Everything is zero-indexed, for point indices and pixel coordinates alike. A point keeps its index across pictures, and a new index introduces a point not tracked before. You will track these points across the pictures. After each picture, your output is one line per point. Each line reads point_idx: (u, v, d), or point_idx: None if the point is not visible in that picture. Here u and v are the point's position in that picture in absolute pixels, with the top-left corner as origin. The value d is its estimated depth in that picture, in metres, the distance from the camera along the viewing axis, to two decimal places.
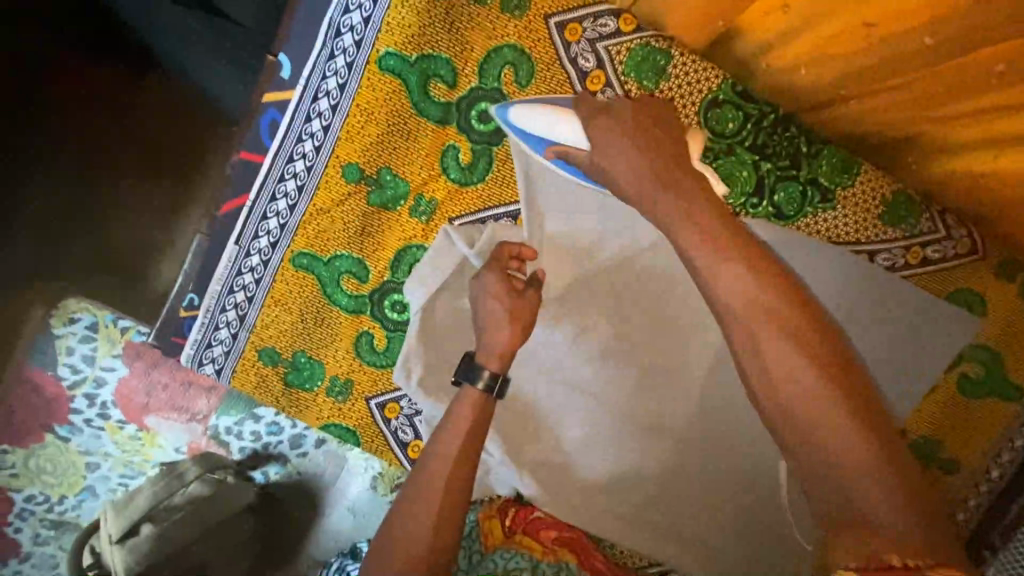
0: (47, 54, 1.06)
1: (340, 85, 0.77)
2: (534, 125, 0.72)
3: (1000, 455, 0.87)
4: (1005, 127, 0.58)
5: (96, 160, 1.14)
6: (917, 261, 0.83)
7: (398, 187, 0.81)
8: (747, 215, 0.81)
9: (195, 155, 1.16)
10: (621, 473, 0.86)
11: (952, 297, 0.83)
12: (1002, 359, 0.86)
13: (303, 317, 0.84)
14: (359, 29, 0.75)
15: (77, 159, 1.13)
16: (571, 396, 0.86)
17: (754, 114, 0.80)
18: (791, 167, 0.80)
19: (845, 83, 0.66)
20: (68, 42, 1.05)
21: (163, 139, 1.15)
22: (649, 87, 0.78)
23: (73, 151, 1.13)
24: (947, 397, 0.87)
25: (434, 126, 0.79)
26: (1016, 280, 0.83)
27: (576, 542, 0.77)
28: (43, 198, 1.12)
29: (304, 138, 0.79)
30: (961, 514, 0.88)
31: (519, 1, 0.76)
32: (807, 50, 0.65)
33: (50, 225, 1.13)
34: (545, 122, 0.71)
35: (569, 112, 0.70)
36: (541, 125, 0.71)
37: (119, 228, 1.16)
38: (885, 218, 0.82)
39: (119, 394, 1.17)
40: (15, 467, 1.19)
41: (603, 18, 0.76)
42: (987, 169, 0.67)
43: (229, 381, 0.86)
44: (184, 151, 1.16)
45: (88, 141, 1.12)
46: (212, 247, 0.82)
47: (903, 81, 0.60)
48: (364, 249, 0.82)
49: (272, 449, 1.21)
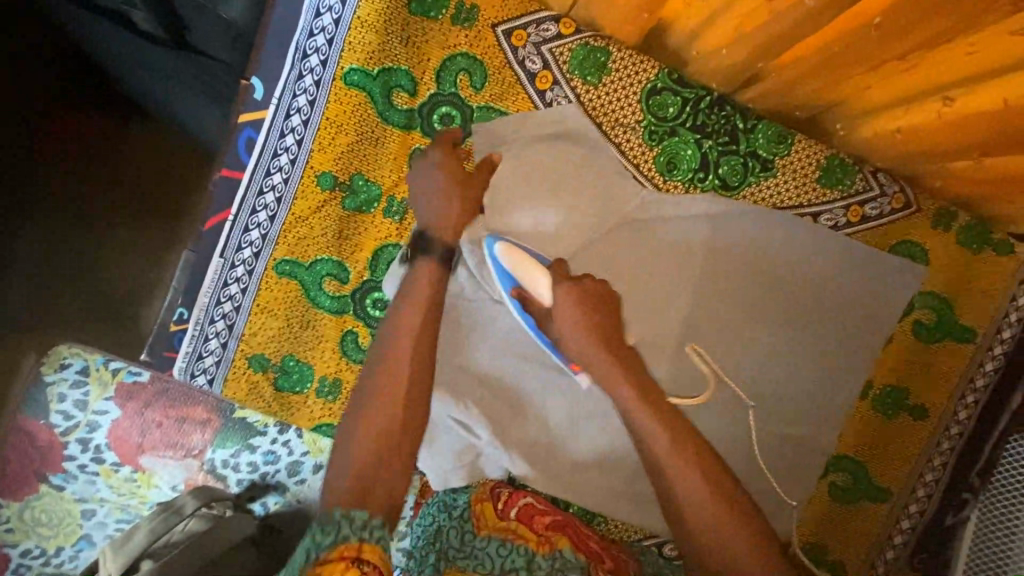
0: (34, 74, 1.05)
1: (310, 102, 0.84)
2: (512, 265, 0.78)
3: (965, 397, 0.91)
4: (907, 79, 0.66)
5: (95, 177, 1.16)
6: (857, 218, 0.90)
7: (371, 190, 0.86)
8: (695, 190, 0.89)
9: (191, 160, 1.18)
10: (607, 446, 0.89)
11: (896, 249, 0.91)
12: (952, 305, 0.92)
13: (290, 322, 0.88)
14: (324, 49, 0.83)
15: (68, 177, 1.15)
16: (550, 376, 0.89)
17: (692, 97, 0.87)
18: (730, 142, 0.88)
19: (759, 58, 0.73)
20: (37, 62, 1.03)
21: (162, 143, 1.17)
22: (593, 82, 0.86)
23: (70, 169, 1.15)
24: (904, 344, 0.94)
25: (400, 131, 0.85)
26: (953, 229, 0.90)
27: (569, 524, 0.80)
28: (41, 224, 1.16)
29: (280, 153, 0.85)
30: (936, 459, 0.92)
31: (468, 14, 0.83)
32: (724, 33, 0.72)
33: (55, 256, 1.17)
34: (520, 263, 0.78)
35: (546, 269, 0.77)
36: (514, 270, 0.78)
37: (121, 260, 1.19)
38: (822, 181, 0.89)
39: (113, 437, 1.16)
40: (10, 522, 1.18)
41: (544, 23, 0.84)
42: (898, 127, 0.75)
43: (221, 391, 0.89)
44: (182, 147, 1.17)
45: (78, 168, 1.15)
46: (199, 262, 0.87)
47: (802, 54, 0.69)
48: (343, 251, 0.87)
49: (270, 478, 1.19)
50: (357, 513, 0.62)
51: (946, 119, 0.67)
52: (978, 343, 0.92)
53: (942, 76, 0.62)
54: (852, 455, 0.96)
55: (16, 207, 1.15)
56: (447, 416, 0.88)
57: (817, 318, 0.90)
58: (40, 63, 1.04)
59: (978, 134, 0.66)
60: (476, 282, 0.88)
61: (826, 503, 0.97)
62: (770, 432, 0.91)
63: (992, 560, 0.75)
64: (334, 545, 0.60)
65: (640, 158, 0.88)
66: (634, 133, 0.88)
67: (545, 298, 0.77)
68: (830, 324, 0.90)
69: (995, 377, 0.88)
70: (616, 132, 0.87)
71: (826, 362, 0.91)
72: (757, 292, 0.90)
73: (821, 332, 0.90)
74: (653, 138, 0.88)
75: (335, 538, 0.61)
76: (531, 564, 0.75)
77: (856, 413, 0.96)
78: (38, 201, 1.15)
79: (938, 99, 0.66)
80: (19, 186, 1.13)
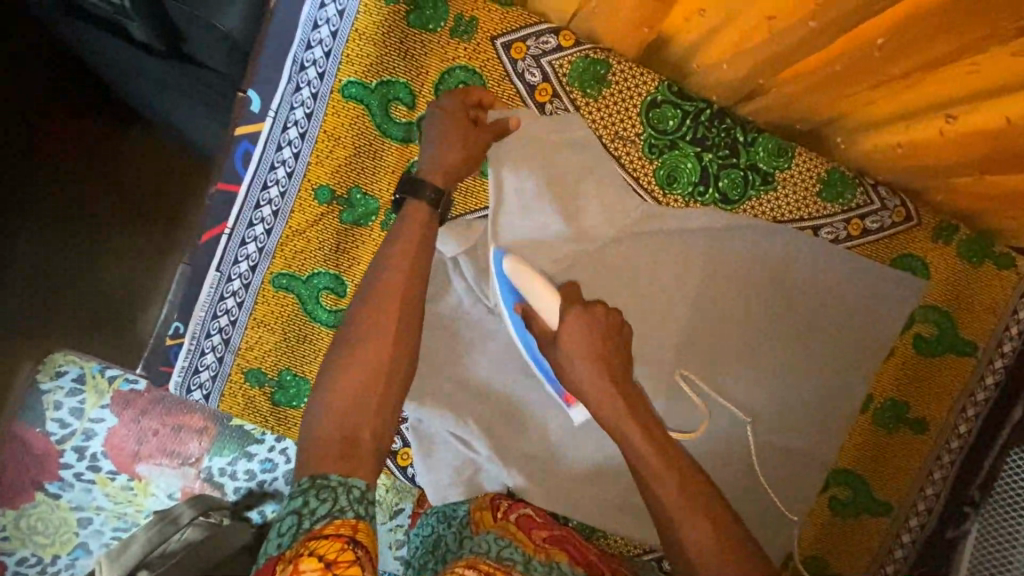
0: None
1: (307, 114, 0.83)
2: (517, 281, 0.76)
3: (965, 411, 0.93)
4: (908, 96, 0.65)
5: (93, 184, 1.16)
6: (859, 232, 0.89)
7: (368, 203, 0.85)
8: (696, 203, 0.88)
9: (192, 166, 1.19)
10: (607, 459, 0.89)
11: (897, 262, 0.90)
12: (954, 319, 0.91)
13: (287, 336, 0.87)
14: (321, 62, 0.82)
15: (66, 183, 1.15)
16: (549, 390, 0.89)
17: (693, 110, 0.86)
18: (731, 155, 0.87)
19: (760, 72, 0.72)
20: (36, 63, 1.01)
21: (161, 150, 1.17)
22: (592, 95, 0.85)
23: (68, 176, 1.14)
24: (904, 358, 0.93)
25: (398, 144, 0.84)
26: (955, 242, 0.90)
27: (567, 539, 0.78)
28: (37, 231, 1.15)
29: (277, 166, 0.84)
30: (936, 472, 0.93)
31: (466, 27, 0.83)
32: (724, 48, 0.72)
33: (52, 262, 1.16)
34: (526, 280, 0.76)
35: (552, 287, 0.76)
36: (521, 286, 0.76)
37: (118, 267, 1.18)
38: (824, 195, 0.88)
39: (109, 444, 1.15)
40: (6, 530, 1.17)
41: (544, 36, 0.84)
42: (899, 141, 0.75)
43: (217, 405, 0.89)
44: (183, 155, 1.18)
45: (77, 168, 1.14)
46: (196, 275, 0.86)
47: (802, 71, 0.68)
48: (341, 265, 0.86)
49: (268, 487, 1.18)
50: (356, 484, 0.62)
51: (949, 136, 0.67)
52: (978, 357, 0.92)
53: (946, 93, 0.62)
54: (855, 469, 0.94)
55: (15, 206, 1.11)
56: (445, 430, 0.88)
57: (818, 331, 0.90)
58: (40, 63, 1.02)
59: (983, 149, 0.66)
60: (475, 297, 0.87)
61: (828, 517, 0.96)
62: (771, 445, 0.91)
63: (995, 560, 0.84)
64: (329, 517, 0.59)
65: (640, 172, 0.88)
66: (633, 146, 0.87)
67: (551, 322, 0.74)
68: (832, 336, 0.90)
69: (996, 392, 0.91)
70: (616, 145, 0.87)
71: (827, 374, 0.90)
72: (759, 303, 0.89)
73: (823, 345, 0.90)
74: (653, 151, 0.87)
75: (332, 509, 0.59)
76: (527, 565, 0.72)
77: (858, 428, 0.94)
78: (38, 201, 1.13)
79: (939, 117, 0.66)
80: (19, 185, 1.10)
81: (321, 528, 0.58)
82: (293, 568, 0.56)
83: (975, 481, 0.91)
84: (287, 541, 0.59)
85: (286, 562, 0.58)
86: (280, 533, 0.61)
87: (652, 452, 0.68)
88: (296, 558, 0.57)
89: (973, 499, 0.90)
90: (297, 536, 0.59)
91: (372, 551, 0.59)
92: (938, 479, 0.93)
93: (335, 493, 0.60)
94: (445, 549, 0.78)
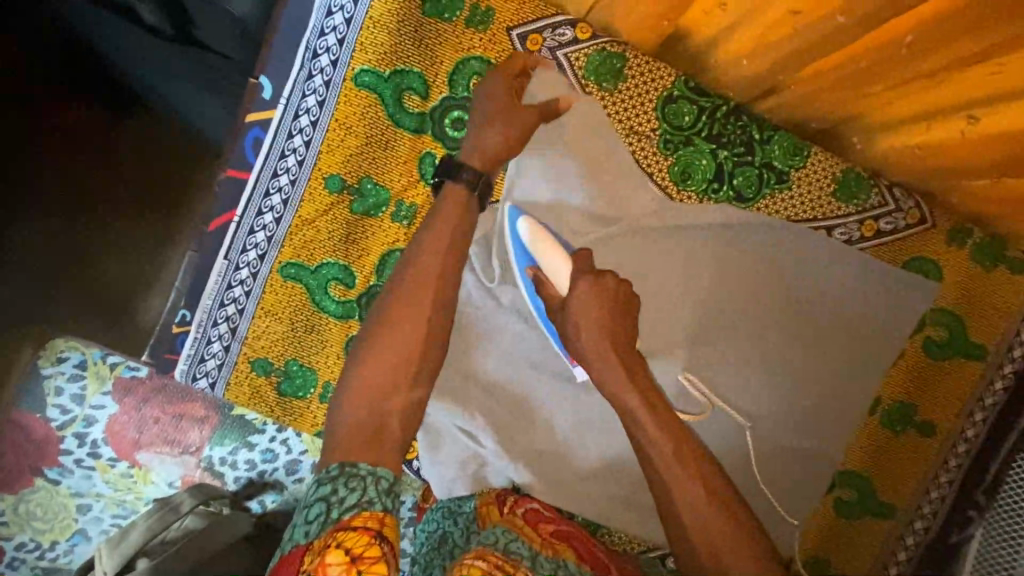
0: None
1: (319, 103, 0.83)
2: (530, 246, 0.76)
3: (973, 415, 0.92)
4: (930, 97, 0.64)
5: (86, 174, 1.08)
6: (871, 233, 0.89)
7: (379, 194, 0.85)
8: (709, 200, 0.88)
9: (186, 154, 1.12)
10: (612, 455, 0.88)
11: (909, 264, 0.90)
12: (963, 323, 0.91)
13: (294, 326, 0.87)
14: (334, 49, 0.81)
15: None
16: (558, 385, 0.88)
17: (708, 106, 0.86)
18: (746, 152, 0.86)
19: (780, 69, 0.72)
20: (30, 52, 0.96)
21: None
22: (608, 89, 0.85)
23: None
24: (913, 361, 0.93)
25: (410, 135, 0.84)
26: (967, 246, 0.89)
27: (574, 534, 0.76)
28: None
29: (288, 154, 0.83)
30: (942, 476, 0.92)
31: (482, 16, 0.82)
32: (744, 44, 0.71)
33: None
34: (538, 245, 0.75)
35: (565, 254, 0.75)
36: (535, 250, 0.75)
37: None
38: (837, 195, 0.88)
39: (109, 432, 1.15)
40: (4, 515, 1.17)
41: (561, 27, 0.83)
42: (917, 142, 0.74)
43: (222, 394, 0.88)
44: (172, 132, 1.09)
45: None
46: (204, 262, 0.86)
47: (824, 69, 0.67)
48: (350, 256, 0.85)
49: (268, 477, 1.17)
50: (384, 475, 0.62)
51: (969, 138, 0.66)
52: (987, 361, 0.91)
53: (969, 95, 0.61)
54: (859, 471, 0.95)
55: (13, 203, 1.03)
56: (453, 424, 0.87)
57: (829, 333, 0.89)
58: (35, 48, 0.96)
59: (1006, 152, 0.65)
60: (485, 290, 0.87)
61: (832, 518, 0.96)
62: (778, 446, 0.90)
63: (996, 561, 0.77)
64: (359, 508, 0.59)
65: (654, 167, 0.87)
66: (647, 142, 0.87)
67: (558, 289, 0.73)
68: (842, 337, 0.89)
69: (1004, 396, 0.89)
70: (630, 140, 0.87)
71: (837, 376, 0.89)
72: (770, 303, 0.88)
73: (834, 346, 0.89)
74: (668, 146, 0.87)
75: (360, 500, 0.60)
76: (534, 560, 0.70)
77: (865, 429, 0.94)
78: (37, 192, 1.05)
79: (960, 118, 0.65)
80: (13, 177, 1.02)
81: (350, 519, 0.59)
82: (321, 559, 0.57)
83: (982, 485, 0.86)
84: (314, 531, 0.60)
85: (314, 553, 0.58)
86: (307, 521, 0.61)
87: (661, 451, 0.67)
88: (324, 550, 0.57)
89: (979, 503, 0.85)
90: (324, 525, 0.59)
91: (395, 547, 0.60)
92: (945, 483, 0.92)
93: (364, 482, 0.61)
94: (454, 543, 0.77)
